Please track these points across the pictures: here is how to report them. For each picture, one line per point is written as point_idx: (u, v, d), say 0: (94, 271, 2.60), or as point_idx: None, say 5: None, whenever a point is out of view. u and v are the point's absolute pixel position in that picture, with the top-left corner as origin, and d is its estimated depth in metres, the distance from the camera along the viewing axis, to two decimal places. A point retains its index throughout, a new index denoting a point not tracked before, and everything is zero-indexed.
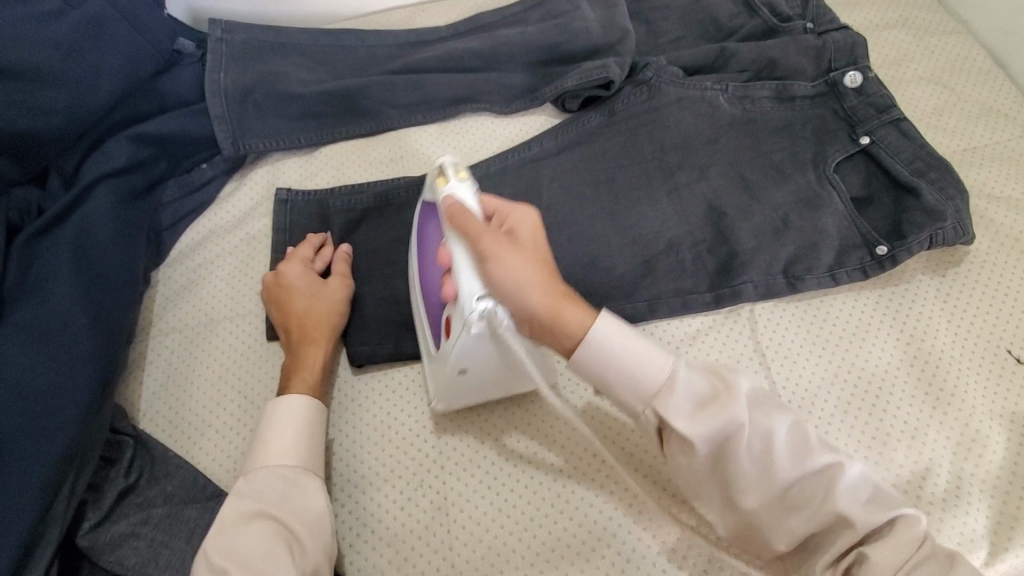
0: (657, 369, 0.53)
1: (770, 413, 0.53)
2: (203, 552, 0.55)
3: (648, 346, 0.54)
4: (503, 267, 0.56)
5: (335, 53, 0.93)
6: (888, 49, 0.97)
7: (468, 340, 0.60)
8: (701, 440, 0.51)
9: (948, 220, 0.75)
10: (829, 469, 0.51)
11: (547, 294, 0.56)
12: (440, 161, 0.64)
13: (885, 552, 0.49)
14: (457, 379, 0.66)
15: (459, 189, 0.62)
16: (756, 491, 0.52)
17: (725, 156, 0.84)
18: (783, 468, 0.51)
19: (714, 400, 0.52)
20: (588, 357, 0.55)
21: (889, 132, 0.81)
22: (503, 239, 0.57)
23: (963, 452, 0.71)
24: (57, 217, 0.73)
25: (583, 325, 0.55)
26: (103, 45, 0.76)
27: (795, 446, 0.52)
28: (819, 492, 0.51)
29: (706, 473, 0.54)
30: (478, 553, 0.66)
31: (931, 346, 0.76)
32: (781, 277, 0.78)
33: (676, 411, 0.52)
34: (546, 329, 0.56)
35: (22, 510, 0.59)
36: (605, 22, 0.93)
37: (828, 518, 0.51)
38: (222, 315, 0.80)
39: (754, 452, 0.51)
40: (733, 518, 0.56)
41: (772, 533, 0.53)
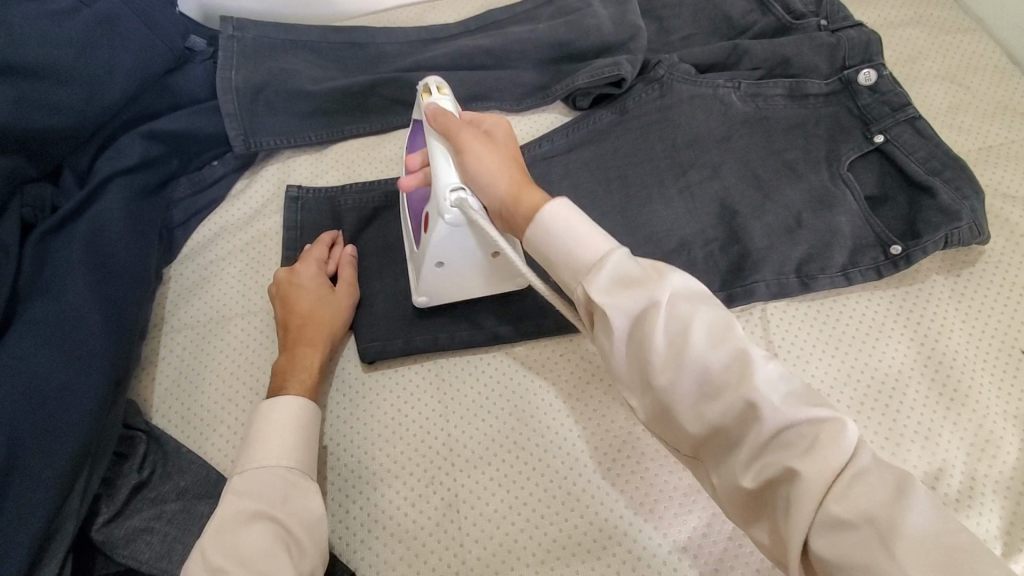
0: (592, 247, 0.52)
1: (698, 302, 0.49)
2: (201, 553, 0.55)
3: (587, 229, 0.53)
4: (474, 157, 0.61)
5: (346, 50, 0.93)
6: (902, 47, 0.96)
7: (444, 228, 0.65)
8: (620, 313, 0.49)
9: (964, 220, 0.74)
10: (740, 359, 0.46)
11: (511, 178, 0.60)
12: (426, 80, 0.71)
13: (808, 460, 0.43)
14: (434, 272, 0.71)
15: (440, 100, 0.68)
16: (669, 370, 0.47)
17: (738, 154, 0.84)
18: (700, 349, 0.47)
19: (640, 283, 0.49)
20: (536, 237, 0.56)
21: (903, 130, 0.80)
22: (475, 135, 0.63)
23: (977, 453, 0.70)
24: (71, 214, 0.74)
25: (537, 203, 0.58)
26: (116, 43, 0.77)
27: (720, 333, 0.48)
28: (733, 381, 0.46)
29: (623, 354, 0.50)
30: (488, 549, 0.67)
31: (946, 346, 0.75)
32: (793, 276, 0.77)
33: (601, 287, 0.50)
34: (512, 213, 0.59)
35: (38, 505, 0.60)
36: (617, 19, 0.92)
37: (739, 407, 0.46)
38: (233, 311, 0.80)
39: (672, 330, 0.48)
40: (647, 403, 0.51)
41: (684, 417, 0.48)
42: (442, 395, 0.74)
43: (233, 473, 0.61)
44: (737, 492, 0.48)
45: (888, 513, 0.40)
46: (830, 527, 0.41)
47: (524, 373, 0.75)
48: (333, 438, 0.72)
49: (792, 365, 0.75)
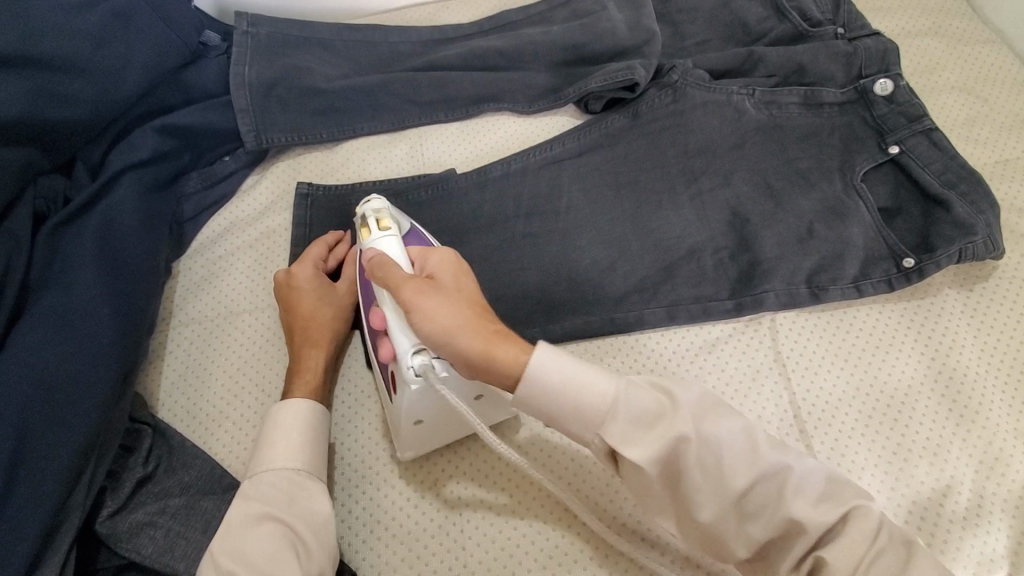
0: (600, 389, 0.51)
1: (715, 417, 0.51)
2: (212, 555, 0.55)
3: (592, 369, 0.52)
4: (423, 316, 0.55)
5: (358, 48, 0.93)
6: (919, 57, 0.95)
7: (411, 396, 0.59)
8: (649, 459, 0.50)
9: (979, 235, 0.73)
10: (774, 472, 0.49)
11: (478, 334, 0.54)
12: (366, 208, 0.68)
13: (840, 554, 0.47)
14: (410, 432, 0.64)
15: (382, 242, 0.64)
16: (710, 503, 0.50)
17: (750, 162, 0.83)
18: (732, 476, 0.49)
19: (659, 418, 0.51)
20: (533, 393, 0.53)
21: (919, 142, 0.79)
22: (423, 283, 0.58)
23: (986, 471, 0.69)
24: (83, 206, 0.74)
25: (517, 357, 0.53)
26: (131, 37, 0.77)
27: (743, 450, 0.50)
28: (767, 498, 0.49)
29: (660, 491, 0.52)
30: (491, 554, 0.66)
31: (957, 362, 0.74)
32: (804, 287, 0.77)
33: (621, 435, 0.51)
34: (483, 371, 0.54)
35: (44, 496, 0.60)
36: (631, 23, 0.92)
37: (780, 522, 0.49)
38: (241, 307, 0.80)
39: (703, 462, 0.50)
40: (691, 533, 0.53)
41: (732, 543, 0.51)
42: None
43: (245, 477, 0.62)
44: None
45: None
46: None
47: None
48: (338, 437, 0.73)
49: (800, 376, 0.74)
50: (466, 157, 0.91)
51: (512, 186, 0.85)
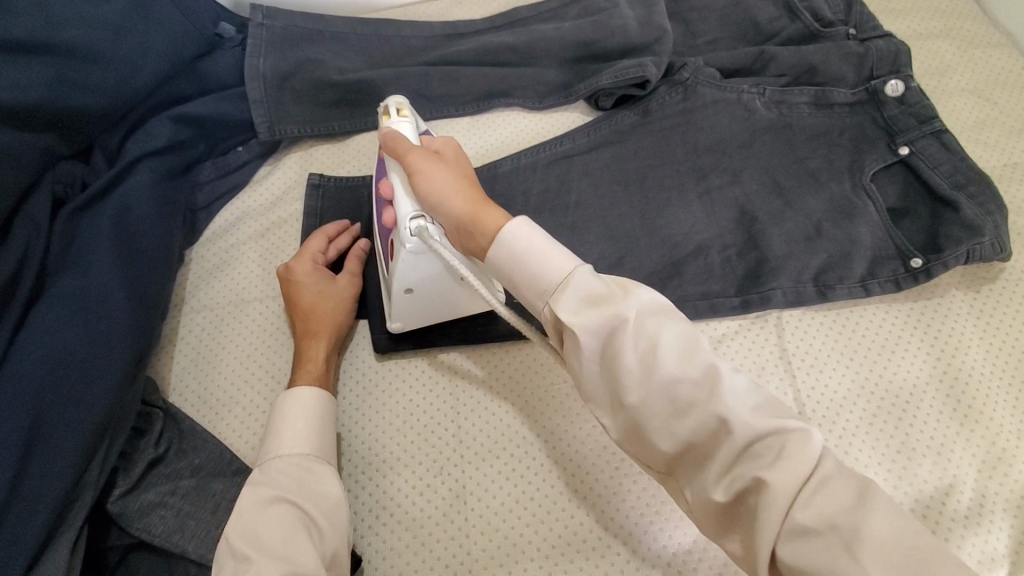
0: (553, 268, 0.52)
1: (663, 317, 0.49)
2: (226, 540, 0.56)
3: (551, 246, 0.53)
4: (425, 179, 0.61)
5: (372, 42, 0.94)
6: (931, 59, 0.95)
7: (406, 258, 0.65)
8: (587, 333, 0.49)
9: (987, 236, 0.73)
10: (708, 374, 0.47)
11: (467, 198, 0.59)
12: (388, 102, 0.73)
13: (777, 472, 0.44)
14: (405, 299, 0.70)
15: (399, 124, 0.70)
16: (638, 388, 0.48)
17: (759, 161, 0.83)
18: (667, 365, 0.48)
19: (607, 300, 0.50)
20: (499, 256, 0.54)
21: (929, 143, 0.79)
22: (427, 157, 0.63)
23: (989, 471, 0.69)
24: (100, 192, 0.75)
25: (498, 223, 0.56)
26: (150, 27, 0.78)
27: (686, 346, 0.48)
28: (699, 396, 0.47)
29: (596, 371, 0.51)
30: (494, 542, 0.67)
31: (963, 362, 0.74)
32: (810, 285, 0.77)
33: (566, 305, 0.50)
34: (468, 234, 0.58)
35: (59, 474, 0.62)
36: (643, 21, 0.92)
37: (710, 421, 0.47)
38: (252, 295, 0.81)
39: (641, 349, 0.48)
40: (620, 423, 0.52)
41: (655, 435, 0.49)
42: (453, 386, 0.75)
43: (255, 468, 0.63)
44: (710, 509, 0.49)
45: (848, 517, 0.42)
46: (797, 534, 0.43)
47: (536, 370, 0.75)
48: (346, 425, 0.73)
49: (805, 373, 0.75)
50: (476, 151, 0.91)
51: (521, 180, 0.86)
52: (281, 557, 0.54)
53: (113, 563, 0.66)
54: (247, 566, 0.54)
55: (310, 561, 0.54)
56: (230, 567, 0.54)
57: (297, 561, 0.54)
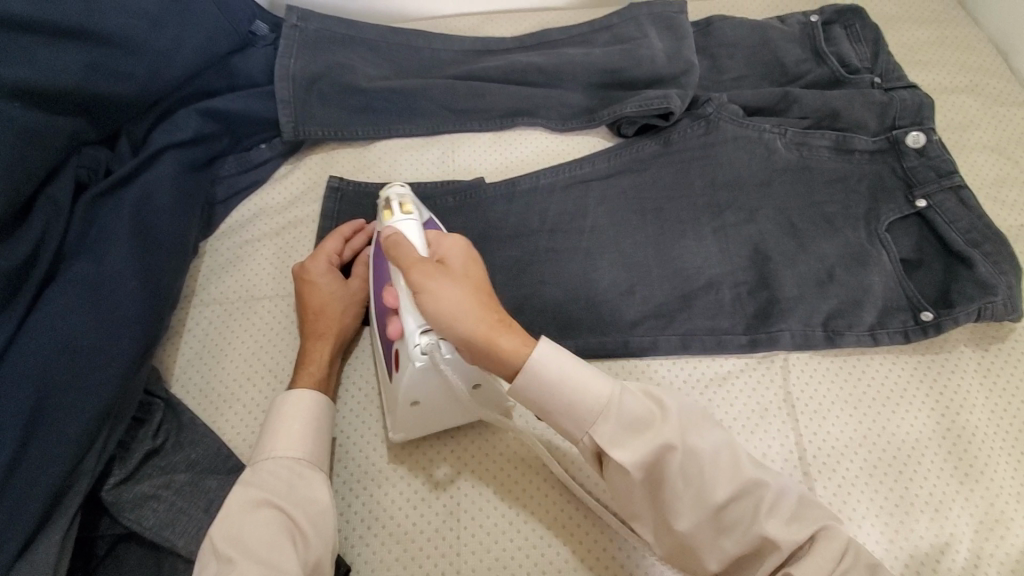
0: (597, 393, 0.54)
1: (702, 430, 0.55)
2: (210, 538, 0.56)
3: (585, 370, 0.55)
4: (430, 298, 0.57)
5: (402, 51, 0.95)
6: (954, 112, 0.96)
7: (413, 374, 0.62)
8: (635, 465, 0.53)
9: (1000, 295, 0.73)
10: (744, 488, 0.53)
11: (481, 320, 0.56)
12: (389, 193, 0.70)
13: (812, 567, 0.51)
14: (410, 412, 0.67)
15: (403, 223, 0.66)
16: (689, 512, 0.53)
17: (776, 201, 0.84)
18: (715, 488, 0.53)
19: (647, 425, 0.54)
20: (532, 387, 0.55)
21: (947, 198, 0.79)
22: (433, 266, 0.59)
23: (985, 532, 0.69)
24: (123, 179, 0.76)
25: (517, 350, 0.55)
26: (187, 21, 0.79)
27: (724, 464, 0.53)
28: (745, 511, 0.53)
29: (639, 495, 0.56)
30: (484, 562, 0.67)
31: (966, 421, 0.74)
32: (820, 330, 0.77)
33: (609, 436, 0.54)
34: (481, 355, 0.56)
35: (57, 458, 0.62)
36: (671, 53, 0.93)
37: (752, 536, 0.52)
38: (263, 293, 0.81)
39: (688, 472, 0.53)
40: (665, 540, 0.56)
41: (704, 552, 0.54)
42: None
43: (248, 465, 0.63)
44: None
45: None
46: None
47: None
48: (344, 431, 0.73)
49: (808, 418, 0.74)
50: (495, 169, 0.92)
51: (537, 201, 0.87)
52: (262, 561, 0.54)
53: (101, 552, 0.66)
54: (228, 568, 0.54)
55: (291, 569, 0.54)
56: (212, 569, 0.54)
57: (279, 568, 0.54)
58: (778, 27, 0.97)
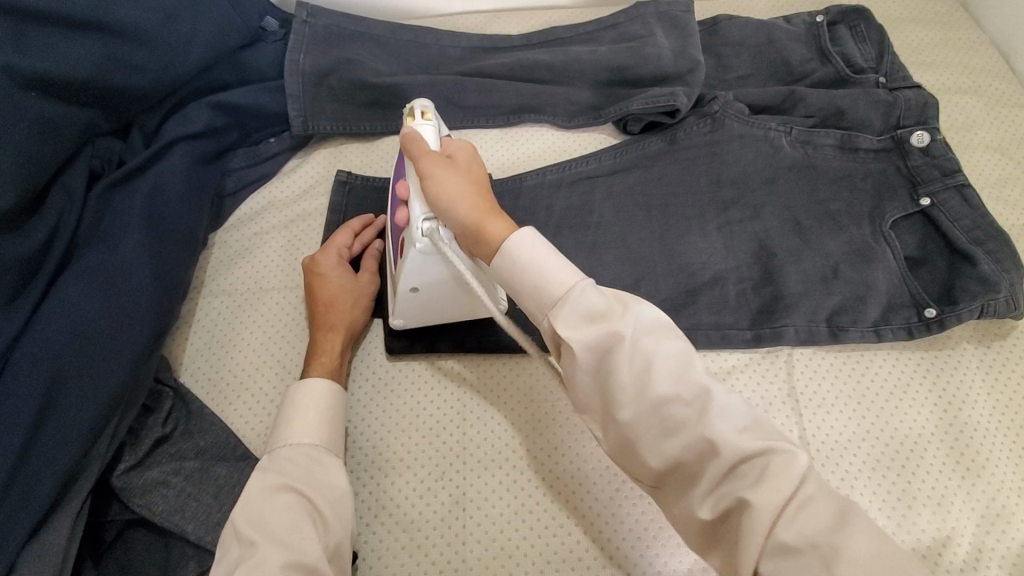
0: (558, 279, 0.52)
1: (661, 336, 0.50)
2: (232, 524, 0.56)
3: (555, 258, 0.53)
4: (435, 184, 0.61)
5: (410, 48, 0.96)
6: (958, 113, 0.96)
7: (416, 257, 0.65)
8: (586, 347, 0.50)
9: (1003, 292, 0.74)
10: (700, 395, 0.48)
11: (474, 207, 0.58)
12: (415, 103, 0.71)
13: (762, 493, 0.45)
14: (410, 300, 0.71)
15: (422, 125, 0.68)
16: (631, 401, 0.49)
17: (781, 199, 0.84)
18: (660, 385, 0.48)
19: (604, 317, 0.50)
20: (503, 265, 0.54)
21: (951, 196, 0.80)
22: (440, 160, 0.63)
23: (987, 526, 0.69)
24: (135, 170, 0.77)
25: (502, 233, 0.56)
26: (200, 15, 0.80)
27: (678, 367, 0.49)
28: (691, 416, 0.48)
29: (589, 384, 0.52)
30: (490, 551, 0.67)
31: (968, 417, 0.74)
32: (823, 325, 0.78)
33: (565, 319, 0.50)
34: (471, 240, 0.58)
35: (69, 444, 0.62)
36: (677, 52, 0.94)
37: (698, 441, 0.48)
38: (272, 284, 0.82)
39: (636, 366, 0.49)
40: (611, 435, 0.53)
41: (644, 450, 0.50)
42: (462, 392, 0.75)
43: (264, 453, 0.63)
44: (695, 523, 0.50)
45: (827, 537, 0.44)
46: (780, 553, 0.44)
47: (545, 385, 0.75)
48: (353, 422, 0.74)
49: (812, 413, 0.75)
50: (501, 164, 0.93)
51: (544, 197, 0.87)
52: (285, 544, 0.54)
53: (111, 537, 0.67)
54: (251, 551, 0.54)
55: (313, 552, 0.55)
56: (234, 554, 0.55)
57: (302, 551, 0.54)
58: (784, 27, 0.98)
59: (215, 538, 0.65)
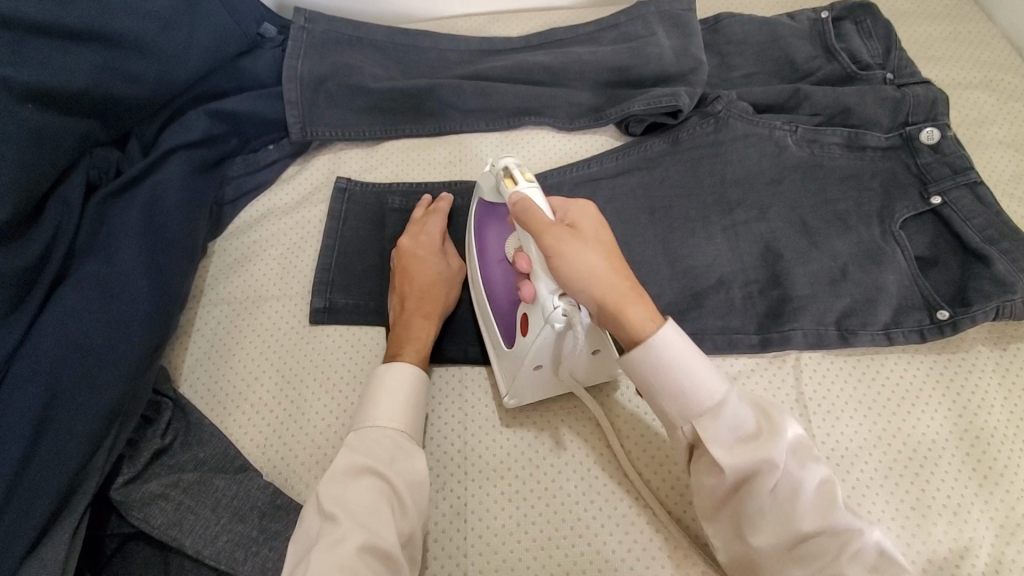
0: (709, 393, 0.54)
1: (808, 462, 0.53)
2: (316, 496, 0.58)
3: (708, 369, 0.55)
4: (572, 261, 0.58)
5: (408, 52, 0.95)
6: (969, 109, 0.94)
7: (546, 336, 0.62)
8: (731, 468, 0.53)
9: (1019, 292, 0.72)
10: (841, 530, 0.51)
11: (614, 288, 0.57)
12: (505, 165, 0.68)
13: None
14: (532, 374, 0.67)
15: (529, 191, 0.64)
16: (768, 526, 0.53)
17: (787, 199, 0.83)
18: (802, 513, 0.52)
19: (754, 438, 0.53)
20: (645, 368, 0.56)
21: (963, 194, 0.78)
22: (566, 231, 0.60)
23: (1006, 536, 0.67)
24: (133, 179, 0.77)
25: (646, 322, 0.56)
26: (196, 22, 0.79)
27: (821, 500, 0.52)
28: (835, 550, 0.50)
29: (720, 499, 0.55)
30: (492, 563, 0.66)
31: (984, 422, 0.72)
32: (833, 329, 0.76)
33: (715, 436, 0.54)
34: (611, 323, 0.57)
35: (67, 457, 0.61)
36: (679, 51, 0.93)
37: (830, 573, 0.50)
38: (269, 293, 0.82)
39: (779, 493, 0.52)
40: (732, 549, 0.56)
41: (769, 573, 0.53)
42: (462, 402, 0.74)
43: (350, 430, 0.64)
44: None
45: None
46: None
47: (546, 393, 0.75)
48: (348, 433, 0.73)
49: (823, 419, 0.73)
50: None
51: None
52: (364, 526, 0.56)
53: (111, 550, 0.67)
54: (332, 527, 0.55)
55: (387, 537, 0.55)
56: (316, 525, 0.56)
57: (377, 535, 0.55)
58: (788, 24, 0.96)
59: (213, 551, 0.63)
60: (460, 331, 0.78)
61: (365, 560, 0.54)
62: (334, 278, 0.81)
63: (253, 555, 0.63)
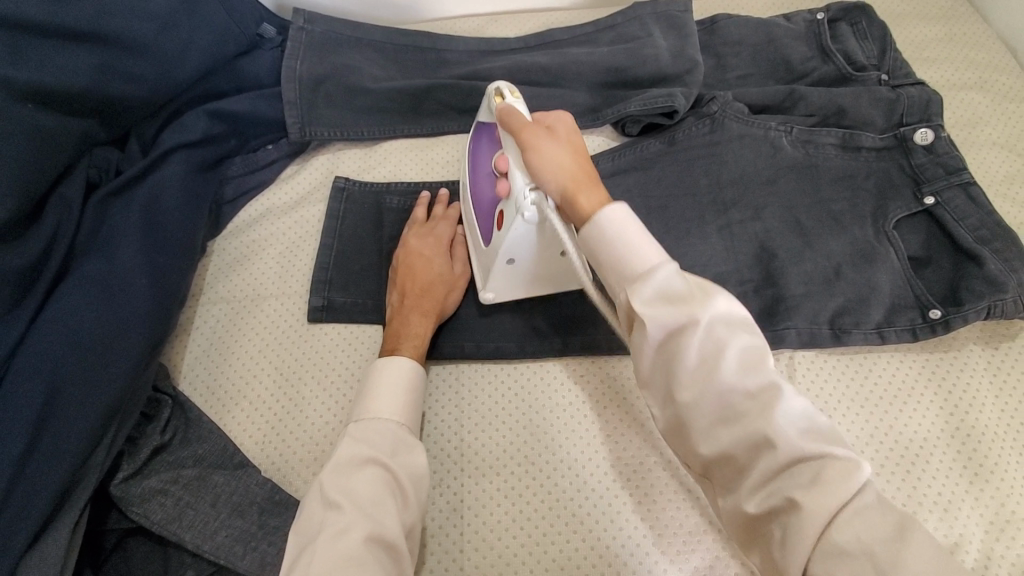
0: (640, 258, 0.51)
1: (736, 327, 0.48)
2: (320, 486, 0.57)
3: (642, 237, 0.52)
4: (540, 155, 0.60)
5: (407, 53, 0.96)
6: (963, 110, 0.95)
7: (516, 230, 0.67)
8: (656, 326, 0.48)
9: (1010, 292, 0.72)
10: (766, 390, 0.46)
11: (573, 176, 0.58)
12: (496, 85, 0.73)
13: (817, 496, 0.42)
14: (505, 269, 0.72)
15: (514, 104, 0.69)
16: (694, 386, 0.47)
17: (781, 199, 0.83)
18: (729, 373, 0.46)
19: (684, 299, 0.48)
20: (593, 238, 0.54)
21: (956, 195, 0.78)
22: (539, 130, 0.63)
23: (996, 532, 0.68)
24: (133, 179, 0.77)
25: (597, 206, 0.55)
26: (196, 23, 0.80)
27: (751, 362, 0.47)
28: (761, 417, 0.45)
29: (652, 363, 0.50)
30: (488, 559, 0.67)
31: (976, 420, 0.73)
32: (826, 327, 0.77)
33: (642, 298, 0.49)
34: (567, 209, 0.58)
35: (67, 453, 0.62)
36: (675, 52, 0.93)
37: (755, 436, 0.45)
38: (267, 291, 0.82)
39: (705, 350, 0.47)
40: (665, 415, 0.51)
41: (698, 436, 0.48)
42: (459, 399, 0.75)
43: (351, 422, 0.64)
44: (741, 518, 0.48)
45: (887, 547, 0.40)
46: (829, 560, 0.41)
47: (542, 390, 0.76)
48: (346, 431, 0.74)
49: (816, 416, 0.74)
50: None
51: None
52: (369, 516, 0.55)
53: (111, 545, 0.67)
54: (337, 516, 0.55)
55: (392, 527, 0.56)
56: (319, 514, 0.56)
57: (381, 524, 0.55)
58: (784, 25, 0.96)
59: (213, 546, 0.64)
60: (457, 329, 0.79)
61: (370, 549, 0.54)
62: (331, 277, 0.82)
63: (252, 550, 0.64)
